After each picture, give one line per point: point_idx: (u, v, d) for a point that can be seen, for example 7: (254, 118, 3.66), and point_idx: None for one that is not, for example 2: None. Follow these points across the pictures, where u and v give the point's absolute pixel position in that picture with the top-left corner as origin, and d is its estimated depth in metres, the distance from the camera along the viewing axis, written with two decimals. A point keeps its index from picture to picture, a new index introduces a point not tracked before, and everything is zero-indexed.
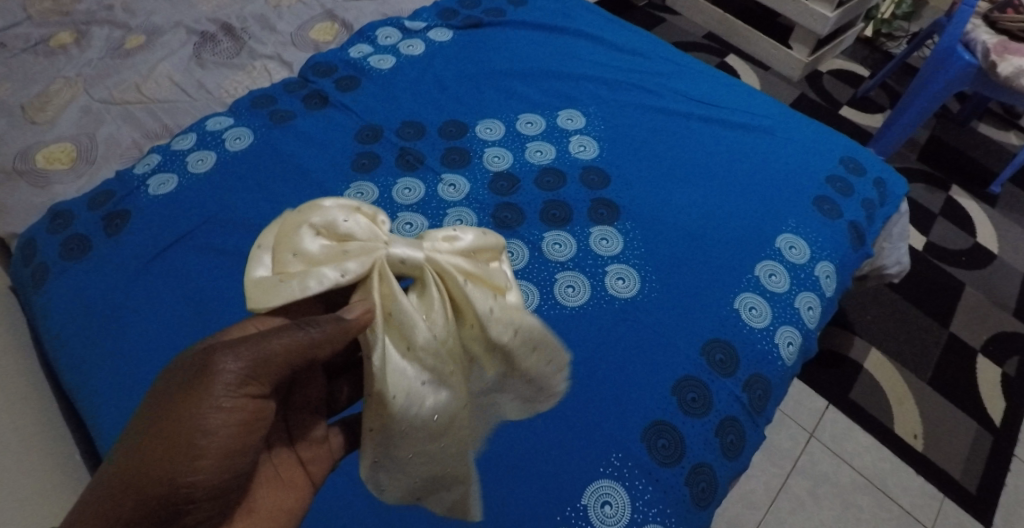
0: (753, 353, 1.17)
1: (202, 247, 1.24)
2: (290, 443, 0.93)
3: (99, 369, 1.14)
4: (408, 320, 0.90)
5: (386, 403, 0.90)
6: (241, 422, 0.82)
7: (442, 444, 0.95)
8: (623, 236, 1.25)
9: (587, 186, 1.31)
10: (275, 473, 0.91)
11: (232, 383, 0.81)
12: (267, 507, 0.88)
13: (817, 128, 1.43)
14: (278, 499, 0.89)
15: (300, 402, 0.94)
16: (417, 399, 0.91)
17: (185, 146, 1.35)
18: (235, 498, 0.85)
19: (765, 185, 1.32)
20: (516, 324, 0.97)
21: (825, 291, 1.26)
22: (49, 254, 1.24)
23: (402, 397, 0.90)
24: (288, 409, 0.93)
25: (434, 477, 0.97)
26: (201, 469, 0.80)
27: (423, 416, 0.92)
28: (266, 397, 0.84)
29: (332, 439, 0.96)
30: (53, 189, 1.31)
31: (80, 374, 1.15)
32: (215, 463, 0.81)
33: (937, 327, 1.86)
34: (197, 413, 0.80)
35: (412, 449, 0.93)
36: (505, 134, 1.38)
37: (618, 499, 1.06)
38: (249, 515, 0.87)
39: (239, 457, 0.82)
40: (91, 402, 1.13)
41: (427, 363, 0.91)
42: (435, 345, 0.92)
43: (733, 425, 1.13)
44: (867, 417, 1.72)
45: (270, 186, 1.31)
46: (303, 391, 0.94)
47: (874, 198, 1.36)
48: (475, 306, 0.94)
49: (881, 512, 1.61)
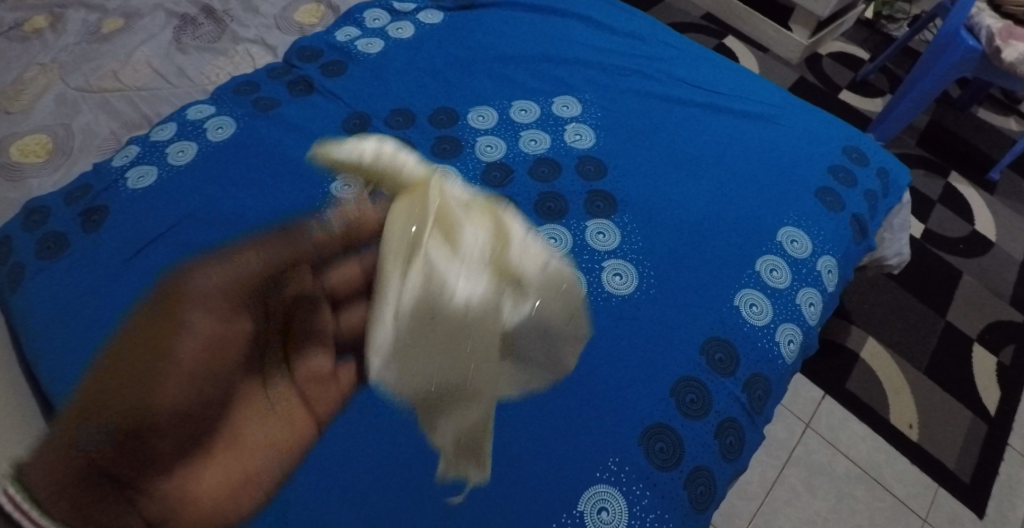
0: (753, 353, 1.14)
1: (183, 243, 1.19)
2: (288, 376, 0.98)
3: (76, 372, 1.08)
4: (455, 221, 1.05)
5: (431, 282, 1.02)
6: (225, 343, 0.93)
7: (463, 347, 1.03)
8: (620, 229, 1.21)
9: (583, 177, 1.27)
10: (273, 408, 0.96)
11: (214, 306, 0.94)
12: (256, 439, 0.94)
13: (819, 116, 1.39)
14: (275, 430, 0.97)
15: (306, 336, 1.01)
16: (455, 284, 1.03)
17: (165, 136, 1.30)
18: (217, 434, 0.91)
19: (767, 176, 1.28)
20: (546, 266, 1.09)
21: (826, 287, 1.23)
22: (26, 252, 1.19)
23: (446, 277, 1.03)
24: (279, 346, 0.98)
25: (446, 384, 1.03)
26: (168, 399, 0.86)
27: (456, 303, 1.03)
28: (249, 321, 0.96)
29: (341, 375, 1.03)
30: (28, 184, 1.26)
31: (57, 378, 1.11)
32: (186, 393, 0.88)
33: (934, 316, 1.84)
34: (176, 338, 0.90)
35: (429, 345, 1.02)
36: (498, 122, 1.33)
37: (615, 505, 1.04)
38: (220, 453, 0.91)
39: (211, 386, 0.91)
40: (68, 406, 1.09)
41: (468, 261, 1.04)
42: (477, 251, 1.05)
43: (733, 426, 1.11)
44: (863, 407, 1.70)
45: (254, 178, 1.26)
46: (308, 322, 1.01)
47: (877, 189, 1.32)
48: (510, 236, 1.08)
49: (875, 502, 1.60)
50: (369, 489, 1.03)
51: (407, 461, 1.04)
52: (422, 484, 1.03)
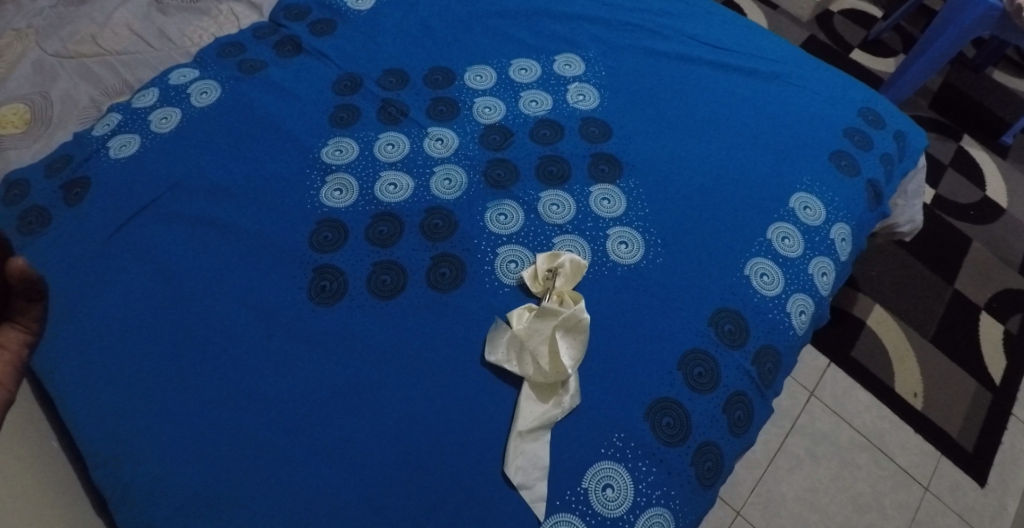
0: (764, 324, 1.10)
1: (170, 216, 1.13)
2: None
3: (71, 357, 1.04)
4: (513, 359, 1.02)
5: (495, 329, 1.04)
6: None
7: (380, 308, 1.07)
8: (625, 195, 1.16)
9: (586, 139, 1.21)
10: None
11: None
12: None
13: (834, 76, 1.33)
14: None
15: None
16: (503, 346, 1.03)
17: (147, 103, 1.23)
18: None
19: (779, 139, 1.23)
20: (570, 334, 1.01)
21: (840, 255, 1.18)
22: (8, 228, 1.13)
23: (506, 342, 1.03)
24: None
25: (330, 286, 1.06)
26: None
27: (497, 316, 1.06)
28: None
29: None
30: (6, 155, 1.20)
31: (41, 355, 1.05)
32: None
33: (942, 284, 1.80)
34: None
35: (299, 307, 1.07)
36: (497, 82, 1.27)
37: (620, 482, 0.99)
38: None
39: None
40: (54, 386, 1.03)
41: (520, 367, 1.02)
42: (530, 373, 1.01)
43: (742, 400, 1.07)
44: (869, 376, 1.67)
45: (240, 144, 1.20)
46: None
47: (893, 153, 1.27)
48: (554, 363, 1.00)
49: (878, 471, 1.57)
50: (361, 464, 0.98)
51: (404, 437, 0.99)
52: (418, 460, 0.98)
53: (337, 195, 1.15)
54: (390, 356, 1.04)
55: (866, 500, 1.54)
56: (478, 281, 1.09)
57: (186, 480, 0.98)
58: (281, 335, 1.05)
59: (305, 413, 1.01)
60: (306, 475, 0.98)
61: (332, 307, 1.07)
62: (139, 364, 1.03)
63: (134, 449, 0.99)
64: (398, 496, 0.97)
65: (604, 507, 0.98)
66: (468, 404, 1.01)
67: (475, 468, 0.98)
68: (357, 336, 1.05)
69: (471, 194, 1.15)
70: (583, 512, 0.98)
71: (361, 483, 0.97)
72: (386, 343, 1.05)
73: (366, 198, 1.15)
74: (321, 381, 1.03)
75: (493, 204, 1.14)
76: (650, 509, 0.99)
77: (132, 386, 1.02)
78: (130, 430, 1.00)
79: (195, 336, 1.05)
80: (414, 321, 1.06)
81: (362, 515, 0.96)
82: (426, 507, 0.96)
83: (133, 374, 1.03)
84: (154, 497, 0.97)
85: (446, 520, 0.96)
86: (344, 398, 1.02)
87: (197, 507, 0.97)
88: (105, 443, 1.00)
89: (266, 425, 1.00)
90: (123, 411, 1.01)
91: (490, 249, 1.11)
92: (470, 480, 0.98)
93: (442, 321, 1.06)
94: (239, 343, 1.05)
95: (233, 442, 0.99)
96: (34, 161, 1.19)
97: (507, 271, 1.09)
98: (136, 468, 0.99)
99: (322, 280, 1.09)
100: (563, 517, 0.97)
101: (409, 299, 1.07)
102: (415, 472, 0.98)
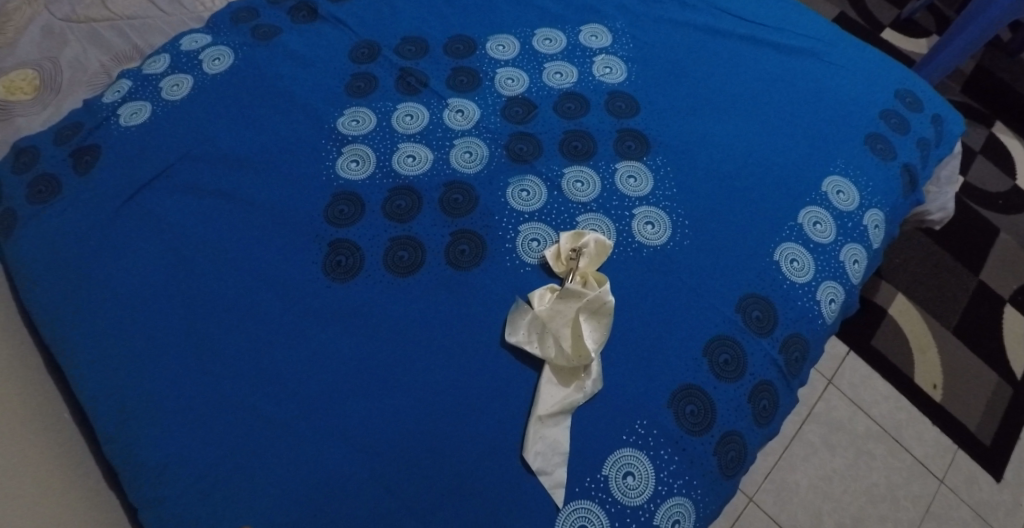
0: (793, 312, 1.06)
1: (181, 187, 1.10)
2: None
3: (82, 329, 1.02)
4: (532, 340, 0.99)
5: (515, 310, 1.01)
6: None
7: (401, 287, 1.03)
8: (653, 173, 1.12)
9: (612, 114, 1.16)
10: None
11: None
12: None
13: (870, 55, 1.28)
14: None
15: None
16: (523, 330, 0.99)
17: (158, 69, 1.19)
18: None
19: (813, 119, 1.18)
20: (592, 318, 0.98)
21: (872, 242, 1.14)
22: (17, 196, 1.10)
23: (526, 325, 0.99)
24: None
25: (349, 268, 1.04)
26: None
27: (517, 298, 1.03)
28: None
29: None
30: (16, 122, 1.18)
31: (57, 326, 1.03)
32: None
33: (966, 274, 1.75)
34: None
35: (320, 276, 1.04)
36: (520, 52, 1.22)
37: (641, 470, 0.96)
38: None
39: None
40: (66, 360, 1.02)
41: (541, 351, 0.98)
42: (551, 356, 0.98)
43: (768, 389, 1.03)
44: (888, 366, 1.63)
45: (254, 112, 1.15)
46: None
47: (930, 138, 1.23)
48: (575, 347, 0.97)
49: (893, 461, 1.54)
50: (374, 445, 0.95)
51: (419, 418, 0.96)
52: (433, 443, 0.95)
53: (353, 167, 1.11)
54: (406, 335, 1.00)
55: (880, 490, 1.51)
56: (496, 259, 1.05)
57: (199, 458, 0.95)
58: (295, 311, 1.02)
59: (317, 393, 0.98)
60: (318, 454, 0.95)
61: (347, 284, 1.04)
62: (153, 337, 1.01)
63: (144, 424, 0.97)
64: (413, 479, 0.94)
65: (624, 495, 0.95)
66: (485, 386, 0.98)
67: (491, 452, 0.95)
68: (374, 313, 1.02)
69: (493, 168, 1.11)
70: (603, 500, 0.95)
71: (375, 464, 0.94)
72: (401, 322, 1.01)
73: (383, 171, 1.11)
74: (335, 362, 0.99)
75: (515, 179, 1.10)
76: (671, 498, 0.97)
77: (144, 362, 0.99)
78: (139, 406, 0.98)
79: (207, 308, 1.02)
80: (431, 300, 1.02)
81: (377, 499, 0.93)
82: (442, 493, 0.93)
83: (145, 347, 1.00)
84: (166, 475, 0.95)
85: (461, 505, 0.93)
86: (357, 378, 0.98)
87: (210, 488, 0.94)
88: (116, 418, 0.98)
89: (277, 404, 0.97)
90: (134, 385, 0.99)
91: (511, 226, 1.07)
92: (485, 465, 0.95)
93: (460, 300, 1.02)
94: (251, 318, 1.01)
95: (244, 420, 0.96)
96: (43, 129, 1.17)
97: (529, 250, 1.06)
98: (149, 445, 0.96)
99: (337, 255, 1.05)
100: (582, 505, 0.94)
101: (428, 278, 1.04)
102: (430, 456, 0.95)
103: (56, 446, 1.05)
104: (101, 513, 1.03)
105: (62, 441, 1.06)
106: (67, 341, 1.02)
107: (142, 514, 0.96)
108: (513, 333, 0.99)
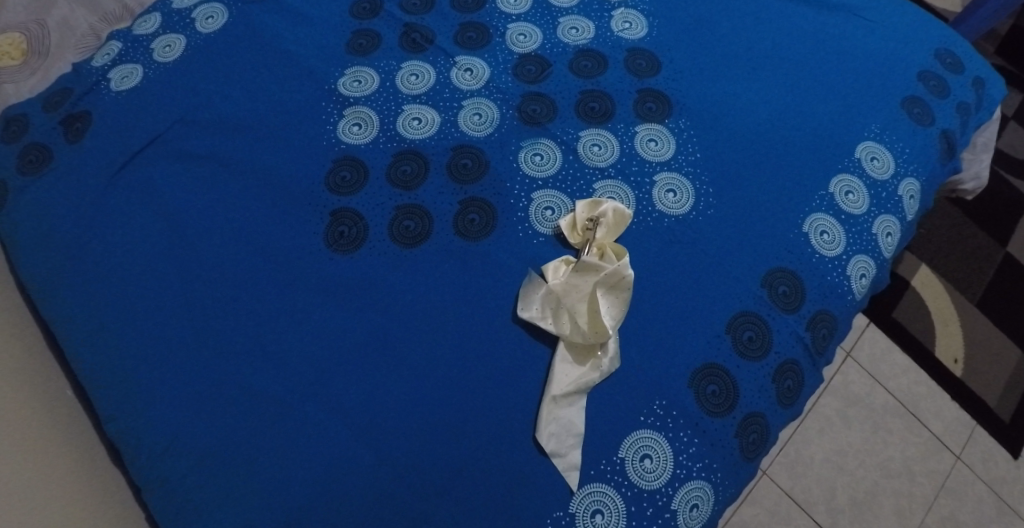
0: (822, 288, 1.00)
1: (175, 153, 1.03)
2: None
3: (77, 304, 0.97)
4: (546, 317, 0.93)
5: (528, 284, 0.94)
6: None
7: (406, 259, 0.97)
8: (674, 137, 1.05)
9: (632, 73, 1.09)
10: None
11: None
12: None
13: (907, 12, 1.20)
14: None
15: None
16: (536, 307, 0.93)
17: (149, 29, 1.12)
18: None
19: (844, 80, 1.11)
20: (608, 292, 0.92)
21: (906, 214, 1.08)
22: (7, 166, 1.04)
23: (540, 301, 0.93)
24: None
25: (354, 240, 0.98)
26: None
27: (526, 268, 0.97)
28: None
29: None
30: (5, 89, 1.12)
31: (52, 301, 0.98)
32: None
33: (993, 247, 1.69)
34: None
35: (321, 248, 0.98)
36: (534, 6, 1.15)
37: (659, 452, 0.91)
38: None
39: None
40: (65, 335, 0.97)
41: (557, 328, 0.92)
42: (568, 334, 0.92)
43: (793, 369, 0.98)
44: (910, 340, 1.57)
45: (249, 73, 1.08)
46: None
47: (970, 102, 1.15)
48: (590, 324, 0.91)
49: (910, 436, 1.49)
50: (378, 424, 0.90)
51: (427, 397, 0.91)
52: (440, 423, 0.90)
53: (355, 130, 1.04)
54: (412, 311, 0.95)
55: (896, 466, 1.46)
56: (505, 225, 0.99)
57: (197, 438, 0.90)
58: (293, 283, 0.96)
59: (319, 371, 0.92)
60: (318, 435, 0.90)
61: (349, 256, 0.98)
62: (148, 312, 0.95)
63: (141, 404, 0.92)
64: (420, 460, 0.89)
65: (641, 479, 0.90)
66: (494, 363, 0.93)
67: (500, 433, 0.90)
68: (378, 286, 0.96)
69: (504, 131, 1.05)
70: (618, 484, 0.90)
71: (380, 444, 0.89)
72: (407, 297, 0.95)
73: (387, 134, 1.04)
74: (337, 338, 0.94)
75: (528, 143, 1.04)
76: (690, 483, 0.92)
77: (136, 340, 0.94)
78: (134, 386, 0.93)
79: (202, 280, 0.96)
80: (438, 272, 0.97)
81: (382, 484, 0.88)
82: (452, 477, 0.89)
83: (140, 322, 0.95)
84: (165, 456, 0.91)
85: (470, 487, 0.88)
86: (361, 356, 0.93)
87: (209, 471, 0.89)
88: (112, 396, 0.94)
89: (275, 381, 0.92)
90: (128, 363, 0.94)
91: (523, 194, 1.01)
92: (495, 446, 0.90)
93: (467, 271, 0.96)
94: (248, 292, 0.96)
95: (241, 399, 0.91)
96: (32, 95, 1.11)
97: (542, 219, 0.99)
98: (147, 424, 0.92)
99: (339, 226, 0.99)
100: (597, 488, 0.90)
101: (434, 248, 0.98)
102: (438, 439, 0.90)
103: (57, 422, 1.01)
104: (104, 494, 0.99)
105: (63, 420, 1.02)
106: (62, 313, 0.97)
107: (144, 492, 0.92)
108: (524, 306, 0.93)
